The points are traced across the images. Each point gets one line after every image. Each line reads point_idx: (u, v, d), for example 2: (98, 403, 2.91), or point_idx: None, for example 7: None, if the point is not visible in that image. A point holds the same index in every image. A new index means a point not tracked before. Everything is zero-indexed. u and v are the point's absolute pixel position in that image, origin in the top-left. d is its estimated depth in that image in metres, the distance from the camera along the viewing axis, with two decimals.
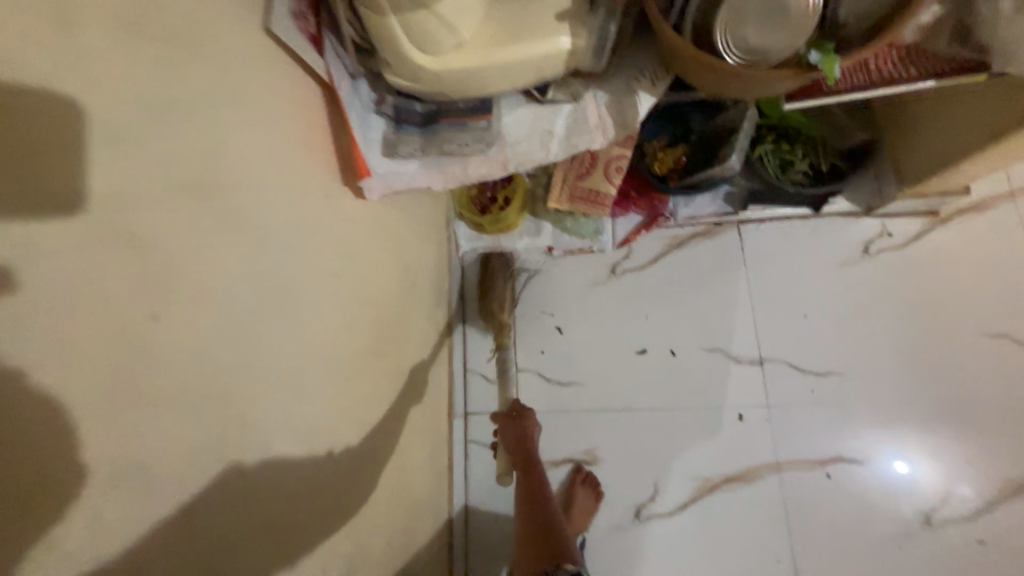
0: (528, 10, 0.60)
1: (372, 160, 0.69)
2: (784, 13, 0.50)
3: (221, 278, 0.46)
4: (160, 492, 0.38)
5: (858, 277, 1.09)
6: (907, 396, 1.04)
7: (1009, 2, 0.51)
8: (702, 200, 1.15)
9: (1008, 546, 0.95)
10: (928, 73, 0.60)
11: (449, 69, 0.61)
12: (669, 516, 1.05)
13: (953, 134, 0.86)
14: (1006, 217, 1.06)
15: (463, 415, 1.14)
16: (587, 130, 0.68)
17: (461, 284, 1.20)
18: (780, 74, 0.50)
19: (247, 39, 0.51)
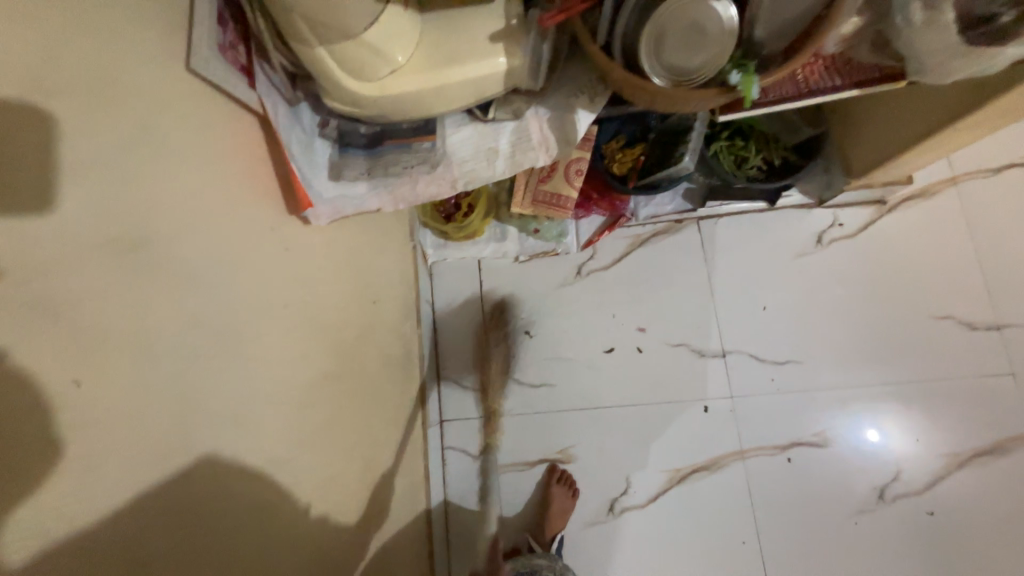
0: (462, 32, 0.60)
1: (317, 185, 0.68)
2: (703, 36, 0.51)
3: (161, 333, 0.45)
4: (108, 556, 0.38)
5: (812, 267, 1.13)
6: (862, 380, 1.08)
7: (921, 15, 0.52)
8: (662, 198, 1.18)
9: (952, 514, 1.01)
10: (853, 81, 0.61)
11: (387, 94, 0.60)
12: (642, 508, 1.09)
13: (893, 126, 0.88)
14: (949, 202, 1.10)
15: (438, 422, 1.16)
16: (531, 146, 0.68)
17: (432, 293, 1.21)
18: (703, 94, 0.51)
19: (173, 79, 0.49)
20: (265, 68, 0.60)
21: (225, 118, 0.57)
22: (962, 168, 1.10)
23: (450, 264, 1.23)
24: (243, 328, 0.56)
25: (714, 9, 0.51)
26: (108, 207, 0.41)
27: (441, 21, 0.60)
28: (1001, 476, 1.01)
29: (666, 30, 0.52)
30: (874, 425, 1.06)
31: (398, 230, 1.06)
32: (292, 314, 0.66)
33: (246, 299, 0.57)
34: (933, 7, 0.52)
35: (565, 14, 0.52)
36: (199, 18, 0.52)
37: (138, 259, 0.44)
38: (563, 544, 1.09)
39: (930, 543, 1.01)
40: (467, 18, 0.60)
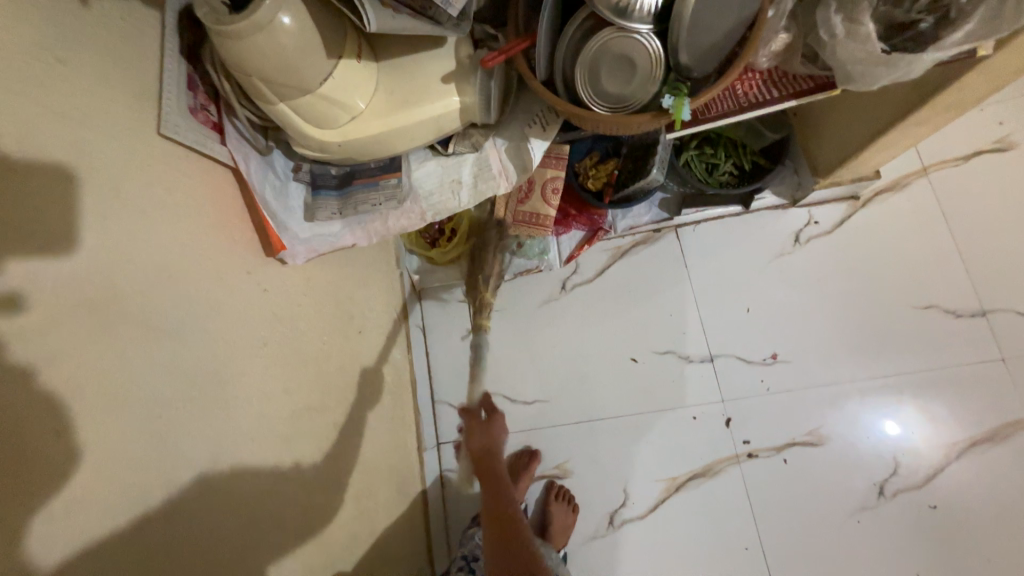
0: (416, 76, 0.64)
1: (292, 227, 0.72)
2: (633, 68, 0.54)
3: (143, 386, 0.48)
4: None
5: (792, 265, 1.14)
6: (851, 375, 1.08)
7: (841, 29, 0.56)
8: (639, 209, 1.20)
9: (956, 506, 1.00)
10: (790, 93, 0.64)
11: (351, 139, 0.64)
12: (642, 518, 1.09)
13: (852, 126, 0.90)
14: (922, 192, 1.11)
15: (435, 444, 1.18)
16: (491, 175, 0.72)
17: (421, 317, 1.24)
18: (638, 119, 0.55)
19: (148, 147, 0.53)
20: (235, 124, 0.64)
21: (201, 173, 0.61)
22: (929, 157, 1.11)
23: (436, 288, 1.26)
24: (223, 370, 0.59)
25: (640, 41, 0.53)
26: (91, 267, 0.45)
27: (396, 67, 0.64)
28: (1001, 462, 1.00)
29: (594, 63, 0.55)
30: (894, 419, 1.05)
31: (381, 260, 1.10)
32: (272, 351, 0.69)
33: (226, 341, 0.60)
34: (853, 21, 0.55)
35: (506, 55, 0.56)
36: (168, 86, 0.56)
37: (120, 312, 0.47)
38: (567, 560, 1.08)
39: (936, 538, 0.99)
40: (420, 62, 0.64)
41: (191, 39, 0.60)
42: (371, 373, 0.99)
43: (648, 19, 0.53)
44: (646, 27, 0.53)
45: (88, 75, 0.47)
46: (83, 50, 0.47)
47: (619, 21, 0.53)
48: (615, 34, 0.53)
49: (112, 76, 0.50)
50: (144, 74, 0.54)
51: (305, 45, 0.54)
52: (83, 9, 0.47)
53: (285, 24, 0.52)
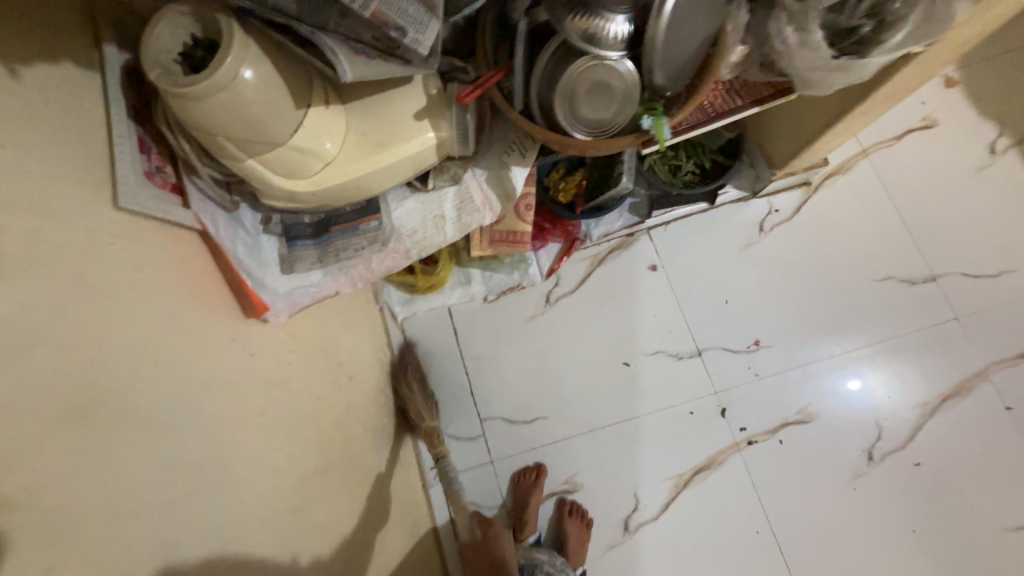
0: (387, 115, 0.62)
1: (270, 283, 0.68)
2: (610, 91, 0.55)
3: (137, 494, 0.43)
4: None
5: (760, 254, 1.19)
6: (827, 350, 1.14)
7: (794, 38, 0.58)
8: (611, 216, 1.23)
9: (934, 460, 1.07)
10: (751, 100, 0.68)
11: (326, 185, 0.61)
12: (656, 521, 1.10)
13: (804, 120, 0.95)
14: (866, 173, 1.19)
15: (439, 478, 1.14)
16: (475, 207, 0.71)
17: (408, 350, 1.20)
18: (620, 142, 0.55)
19: (108, 225, 0.48)
20: (197, 183, 0.59)
21: (166, 242, 0.56)
22: (869, 140, 1.19)
23: (419, 318, 1.23)
24: (219, 451, 0.55)
25: (614, 66, 0.54)
26: (68, 364, 0.40)
27: (367, 107, 0.61)
28: (969, 414, 1.08)
29: (571, 90, 0.55)
30: (853, 378, 1.12)
31: (363, 298, 1.06)
32: (266, 417, 0.65)
33: (217, 417, 0.56)
34: (804, 29, 0.57)
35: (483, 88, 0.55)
36: (120, 153, 0.51)
37: (106, 408, 0.42)
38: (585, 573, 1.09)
39: (923, 492, 1.06)
40: (390, 100, 0.62)
41: (139, 98, 0.56)
42: (366, 419, 0.95)
43: (619, 45, 0.53)
44: (619, 52, 0.53)
45: (34, 157, 0.42)
46: (23, 129, 0.42)
47: (593, 49, 0.52)
48: (591, 62, 0.53)
49: (60, 153, 0.45)
50: (94, 144, 0.49)
51: (270, 98, 0.51)
52: (17, 83, 0.42)
53: (247, 78, 0.49)
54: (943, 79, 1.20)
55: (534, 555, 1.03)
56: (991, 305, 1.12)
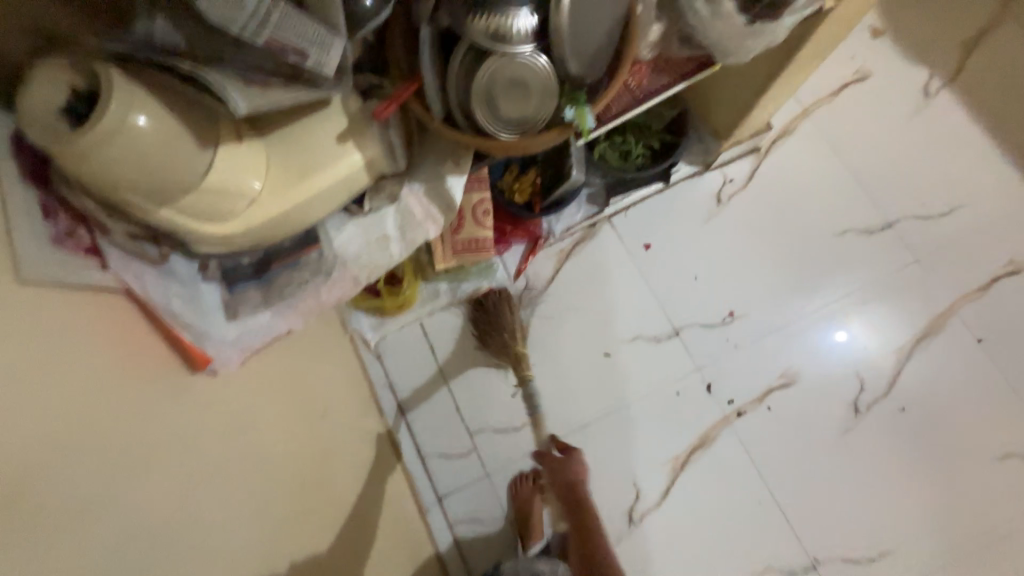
0: (309, 141, 0.60)
1: (215, 333, 0.66)
2: (527, 87, 0.53)
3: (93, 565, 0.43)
4: None
5: (722, 226, 1.20)
6: (800, 310, 1.14)
7: (706, 10, 0.58)
8: (570, 210, 1.22)
9: (919, 403, 1.07)
10: (677, 76, 0.68)
11: (255, 223, 0.59)
12: (659, 508, 1.09)
13: (741, 88, 0.96)
14: (810, 131, 1.20)
15: (435, 501, 1.11)
16: (417, 223, 0.69)
17: (386, 375, 1.17)
18: (545, 137, 0.54)
19: (14, 298, 0.45)
20: (115, 242, 0.56)
21: (87, 306, 0.53)
22: (808, 99, 1.21)
23: (393, 341, 1.20)
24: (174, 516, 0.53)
25: (526, 62, 0.52)
26: None
27: (286, 137, 0.60)
28: (947, 353, 1.08)
29: (486, 90, 0.52)
30: (839, 329, 1.12)
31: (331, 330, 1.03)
32: (228, 474, 0.62)
33: (167, 480, 0.53)
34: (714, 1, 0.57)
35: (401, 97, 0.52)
36: (18, 223, 0.48)
37: (28, 499, 0.40)
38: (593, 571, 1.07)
39: (912, 437, 1.06)
40: (310, 125, 0.60)
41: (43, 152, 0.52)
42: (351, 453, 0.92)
43: (528, 37, 0.51)
44: (527, 45, 0.51)
45: None
46: None
47: (499, 47, 0.50)
48: (501, 60, 0.51)
49: None
50: None
51: (172, 140, 0.48)
52: None
53: (141, 123, 0.45)
54: (870, 30, 1.23)
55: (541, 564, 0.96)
56: (952, 242, 1.12)
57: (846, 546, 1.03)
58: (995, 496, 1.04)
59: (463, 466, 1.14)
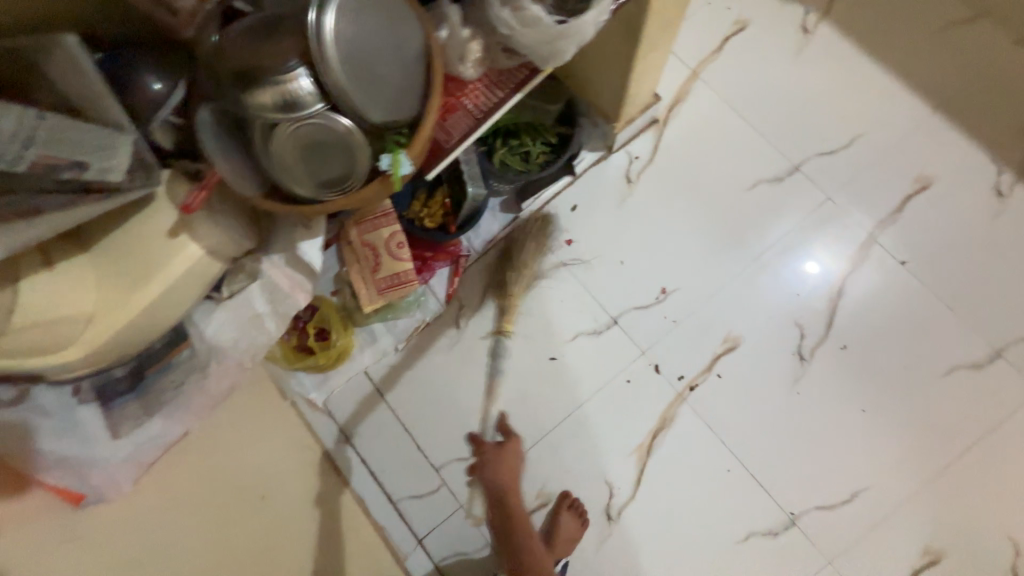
0: (137, 244, 0.56)
1: (101, 456, 0.67)
2: (335, 148, 0.49)
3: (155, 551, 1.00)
4: None
5: (637, 205, 1.18)
6: (729, 271, 1.13)
7: (512, 19, 0.55)
8: (487, 222, 1.20)
9: (861, 338, 1.06)
10: (512, 87, 0.63)
11: (98, 345, 0.55)
12: (634, 499, 1.07)
13: (609, 69, 0.94)
14: (702, 92, 1.19)
15: (415, 544, 1.10)
16: (286, 294, 0.65)
17: (342, 431, 1.13)
18: (367, 191, 0.52)
19: None
20: None
21: None
22: (694, 60, 1.19)
23: (340, 395, 1.16)
24: None
25: (326, 122, 0.48)
26: None
27: (112, 245, 0.56)
28: (879, 283, 1.07)
29: (287, 157, 0.49)
30: (796, 263, 1.11)
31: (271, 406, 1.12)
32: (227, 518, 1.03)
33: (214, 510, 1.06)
34: (517, 8, 0.54)
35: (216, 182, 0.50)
36: None
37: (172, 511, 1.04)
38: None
39: (862, 373, 1.05)
40: (135, 225, 0.56)
41: None
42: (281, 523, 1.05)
43: (314, 95, 0.47)
44: (318, 106, 0.47)
45: None
46: None
47: (290, 117, 0.47)
48: (298, 127, 0.47)
49: None
50: None
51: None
52: None
53: None
54: None
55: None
56: (858, 173, 1.11)
57: (818, 494, 1.02)
58: (964, 411, 1.01)
59: (433, 504, 1.12)
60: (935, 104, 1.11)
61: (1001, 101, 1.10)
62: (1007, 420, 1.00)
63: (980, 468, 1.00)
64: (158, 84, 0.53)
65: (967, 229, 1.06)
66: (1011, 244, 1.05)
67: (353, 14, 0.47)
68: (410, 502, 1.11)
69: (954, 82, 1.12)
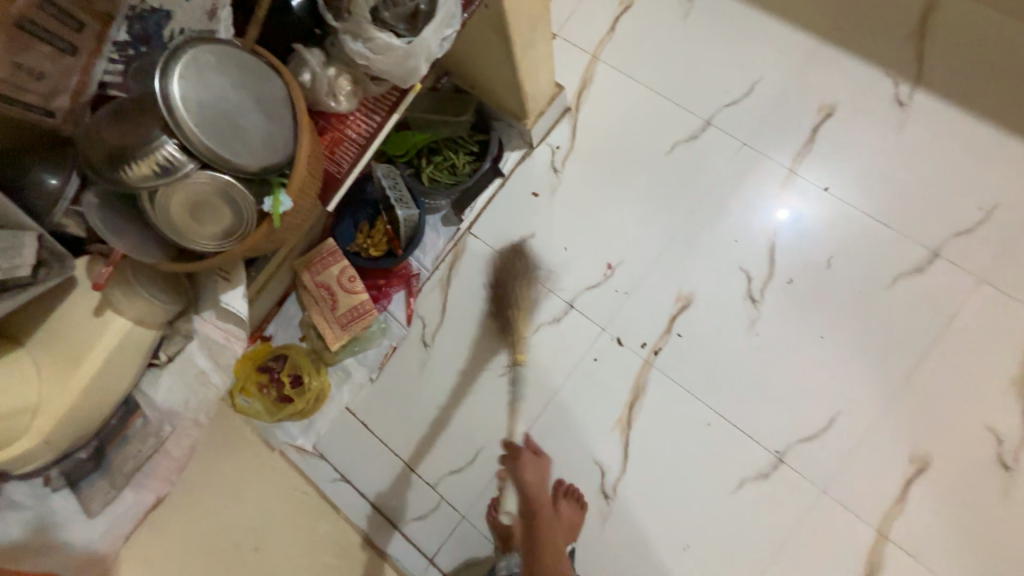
0: (67, 330, 0.60)
1: (78, 538, 0.67)
2: (216, 199, 0.53)
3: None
4: None
5: (568, 191, 1.22)
6: (668, 233, 1.16)
7: (365, 50, 0.60)
8: (431, 239, 1.24)
9: (804, 270, 1.09)
10: (387, 110, 0.67)
11: (52, 430, 0.59)
12: (624, 473, 1.09)
13: (501, 72, 0.99)
14: (605, 72, 1.24)
15: (427, 562, 1.12)
16: (223, 347, 0.69)
17: (336, 469, 1.18)
18: (259, 234, 0.56)
19: None
20: None
21: None
22: (591, 46, 1.25)
23: (327, 435, 1.20)
24: None
25: (202, 180, 0.52)
26: None
27: (47, 336, 0.60)
28: (809, 212, 1.11)
29: (173, 216, 0.53)
30: (728, 211, 1.14)
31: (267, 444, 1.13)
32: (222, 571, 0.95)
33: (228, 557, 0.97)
34: (367, 40, 0.60)
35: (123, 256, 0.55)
36: None
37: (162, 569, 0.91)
38: (585, 560, 1.07)
39: (812, 301, 1.08)
40: (62, 313, 0.60)
41: None
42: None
43: (184, 158, 0.51)
44: (190, 166, 0.51)
45: None
46: None
47: (167, 182, 0.51)
48: (177, 189, 0.52)
49: None
50: None
51: None
52: None
53: None
54: None
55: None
56: (766, 114, 1.16)
57: (798, 427, 1.04)
58: (918, 315, 1.03)
59: (436, 519, 1.13)
60: (822, 35, 1.16)
61: (886, 15, 1.14)
62: (960, 315, 1.02)
63: (948, 365, 1.01)
64: (54, 179, 0.57)
65: (879, 144, 1.10)
66: (923, 149, 1.08)
67: (204, 75, 0.51)
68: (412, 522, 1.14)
69: (838, 8, 1.16)
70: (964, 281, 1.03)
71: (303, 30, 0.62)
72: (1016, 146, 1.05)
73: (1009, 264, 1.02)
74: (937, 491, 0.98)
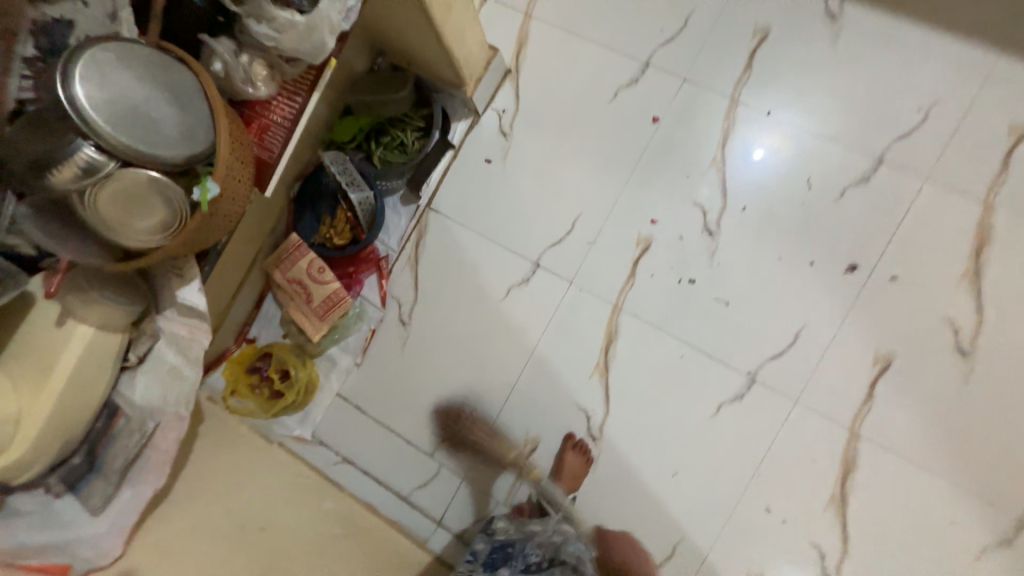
0: (35, 344, 0.65)
1: (87, 530, 0.74)
2: (143, 194, 0.55)
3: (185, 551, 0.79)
4: None
5: (519, 152, 1.23)
6: (621, 179, 1.18)
7: (269, 29, 0.61)
8: (393, 220, 1.25)
9: (756, 198, 1.11)
10: (307, 89, 0.70)
11: (39, 432, 0.64)
12: (608, 416, 1.13)
13: (426, 41, 0.99)
14: (540, 28, 1.23)
15: (435, 526, 1.18)
16: (188, 340, 0.73)
17: (336, 453, 1.24)
18: (195, 224, 0.59)
19: None
20: None
21: None
22: (523, 3, 1.24)
23: (323, 424, 1.25)
24: None
25: (127, 177, 0.55)
26: None
27: (19, 352, 0.65)
28: (756, 138, 1.12)
29: (106, 215, 0.56)
30: (678, 149, 1.15)
31: (225, 454, 0.92)
32: None
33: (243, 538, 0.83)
34: (268, 19, 0.60)
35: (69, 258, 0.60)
36: None
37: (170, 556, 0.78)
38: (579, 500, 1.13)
39: (765, 225, 1.10)
40: (30, 328, 0.65)
41: None
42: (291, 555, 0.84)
43: (103, 159, 0.54)
44: (111, 166, 0.54)
45: None
46: None
47: (93, 181, 0.54)
48: (103, 188, 0.55)
49: None
50: None
51: None
52: None
53: None
54: None
55: (527, 526, 1.08)
56: (704, 46, 1.16)
57: (764, 348, 1.08)
58: (869, 225, 1.06)
59: (438, 484, 1.19)
60: None
61: None
62: (908, 218, 1.05)
63: (903, 266, 1.04)
64: None
65: (816, 59, 1.11)
66: (859, 59, 1.09)
67: (107, 75, 0.53)
68: (417, 490, 1.19)
69: None
70: (908, 184, 1.05)
71: (207, 19, 0.63)
72: (951, 43, 1.06)
73: (951, 162, 1.04)
74: (900, 387, 1.03)
